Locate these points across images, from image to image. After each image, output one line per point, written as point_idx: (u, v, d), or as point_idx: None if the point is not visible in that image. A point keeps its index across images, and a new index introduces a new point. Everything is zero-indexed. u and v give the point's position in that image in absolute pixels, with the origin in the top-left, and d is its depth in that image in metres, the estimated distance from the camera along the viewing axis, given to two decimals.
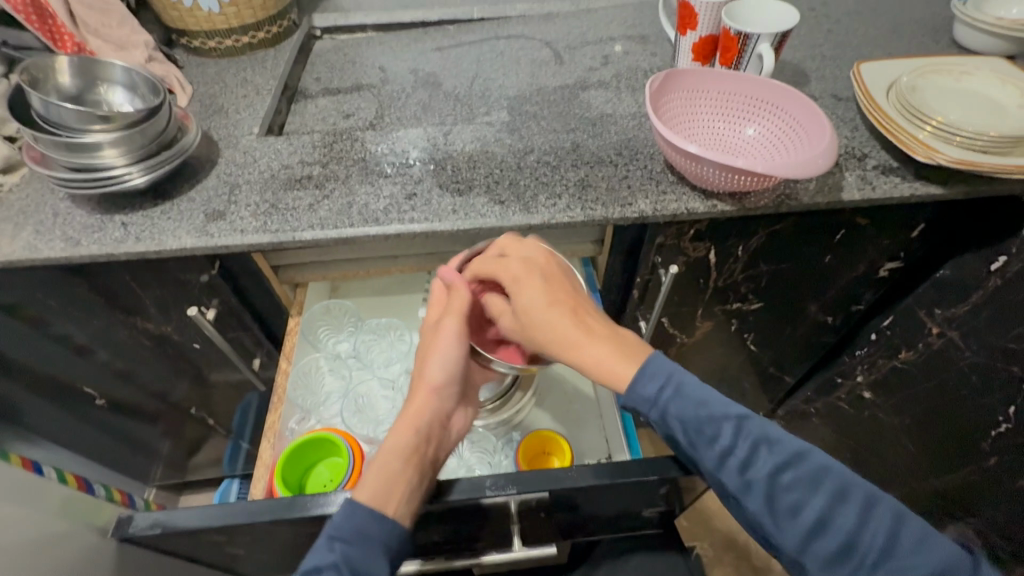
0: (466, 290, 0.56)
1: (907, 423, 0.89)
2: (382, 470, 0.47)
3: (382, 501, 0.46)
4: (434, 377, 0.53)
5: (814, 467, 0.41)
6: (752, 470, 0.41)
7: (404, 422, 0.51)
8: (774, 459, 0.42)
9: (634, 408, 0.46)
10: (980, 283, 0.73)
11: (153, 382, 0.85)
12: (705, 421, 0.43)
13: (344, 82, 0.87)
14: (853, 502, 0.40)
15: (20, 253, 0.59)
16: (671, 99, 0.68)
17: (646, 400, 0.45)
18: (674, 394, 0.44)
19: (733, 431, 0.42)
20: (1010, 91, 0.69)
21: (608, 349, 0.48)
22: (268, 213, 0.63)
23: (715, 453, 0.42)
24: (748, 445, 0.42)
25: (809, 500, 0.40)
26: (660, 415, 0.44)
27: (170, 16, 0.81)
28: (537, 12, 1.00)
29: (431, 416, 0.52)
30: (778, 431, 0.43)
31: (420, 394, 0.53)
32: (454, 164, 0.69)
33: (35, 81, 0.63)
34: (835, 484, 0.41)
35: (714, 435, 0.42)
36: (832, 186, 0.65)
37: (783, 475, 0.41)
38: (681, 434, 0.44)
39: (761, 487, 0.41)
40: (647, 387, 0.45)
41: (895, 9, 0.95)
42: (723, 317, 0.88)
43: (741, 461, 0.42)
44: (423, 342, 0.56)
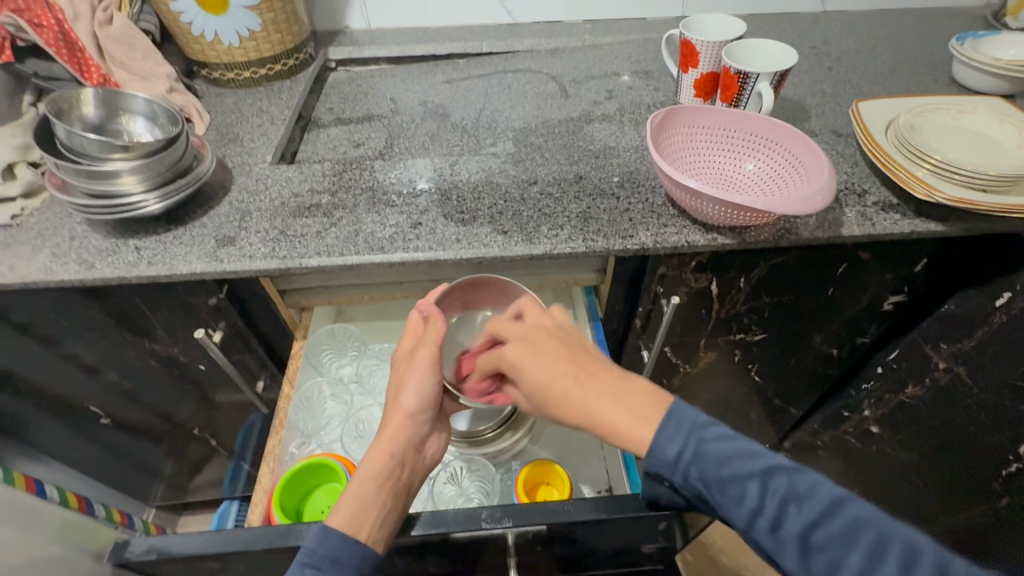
0: (440, 322, 0.56)
1: (916, 459, 0.88)
2: (356, 496, 0.48)
3: (357, 526, 0.47)
4: (409, 405, 0.53)
5: (862, 527, 0.36)
6: (783, 531, 0.38)
7: (380, 447, 0.52)
8: (807, 517, 0.38)
9: (657, 471, 0.44)
10: (985, 319, 0.73)
11: (157, 402, 0.86)
12: (725, 482, 0.40)
13: (355, 112, 0.90)
14: (923, 572, 0.34)
15: (35, 275, 0.61)
16: (672, 134, 0.69)
17: (667, 462, 0.42)
18: (693, 453, 0.42)
19: (757, 489, 0.39)
20: (1009, 130, 0.70)
21: (625, 409, 0.45)
22: (276, 240, 0.64)
23: (742, 512, 0.39)
24: (775, 504, 0.38)
25: (866, 571, 0.35)
26: (681, 474, 0.42)
27: (191, 49, 0.84)
28: (544, 47, 1.03)
29: (405, 441, 0.53)
30: (808, 484, 0.39)
31: (394, 419, 0.53)
32: (459, 194, 0.70)
33: (60, 111, 0.66)
34: (888, 548, 0.35)
35: (738, 495, 0.40)
36: (832, 222, 0.65)
37: (820, 536, 0.37)
38: (704, 493, 0.41)
39: (796, 551, 0.38)
40: (668, 449, 0.42)
41: (894, 47, 0.97)
42: (726, 348, 0.88)
43: (769, 522, 0.38)
44: (397, 369, 0.56)
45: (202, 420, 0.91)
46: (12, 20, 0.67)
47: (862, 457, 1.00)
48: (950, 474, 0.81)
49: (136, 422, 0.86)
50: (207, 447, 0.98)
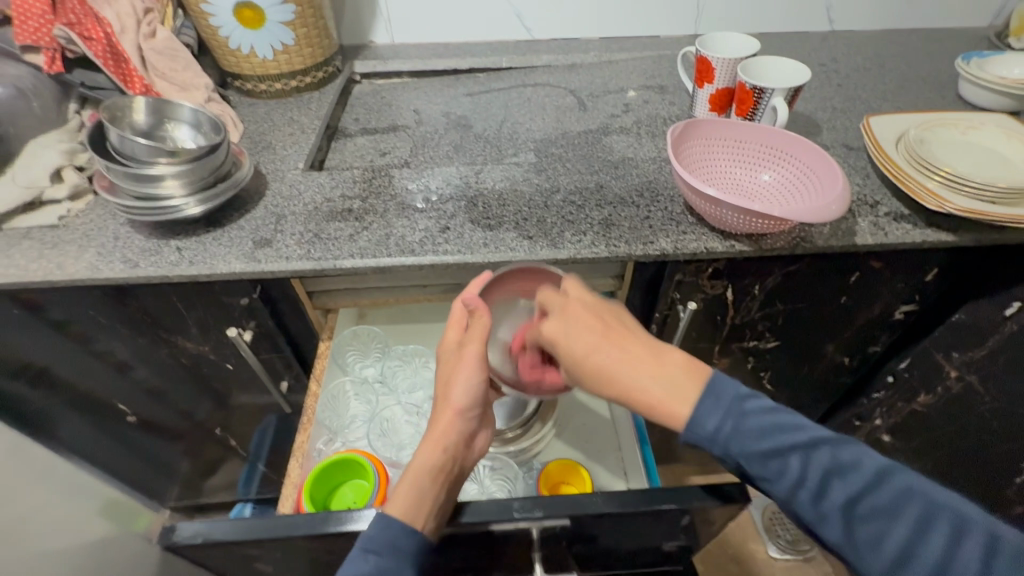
0: (486, 317, 0.58)
1: (927, 467, 0.89)
2: (412, 489, 0.49)
3: (412, 517, 0.49)
4: (458, 401, 0.55)
5: (890, 493, 0.41)
6: (825, 501, 0.42)
7: (431, 442, 0.54)
8: (848, 488, 0.42)
9: (696, 444, 0.46)
10: (996, 328, 0.74)
11: (183, 401, 0.88)
12: (771, 456, 0.43)
13: (381, 122, 0.93)
14: (938, 529, 0.40)
15: (82, 273, 0.64)
16: (690, 145, 0.72)
17: (707, 436, 0.45)
18: (739, 429, 0.44)
19: (802, 463, 0.43)
20: (1015, 146, 0.73)
21: (675, 385, 0.47)
22: (311, 242, 0.67)
23: (786, 484, 0.43)
24: (819, 477, 0.42)
25: (890, 529, 0.40)
26: (723, 450, 0.45)
27: (227, 61, 0.88)
28: (562, 62, 1.07)
29: (455, 437, 0.54)
30: (850, 456, 0.43)
31: (444, 414, 0.55)
32: (485, 201, 0.73)
33: (114, 118, 0.69)
34: (917, 510, 0.40)
35: (782, 468, 0.43)
36: (846, 231, 0.68)
37: (858, 504, 0.41)
38: (748, 467, 0.44)
39: (837, 518, 0.42)
40: (707, 423, 0.45)
41: (900, 66, 1.01)
42: (740, 355, 0.90)
43: (813, 493, 0.42)
44: (445, 365, 0.58)
45: (225, 419, 0.93)
46: (64, 33, 0.71)
47: None
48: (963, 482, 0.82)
49: (163, 420, 0.88)
50: (227, 447, 0.99)
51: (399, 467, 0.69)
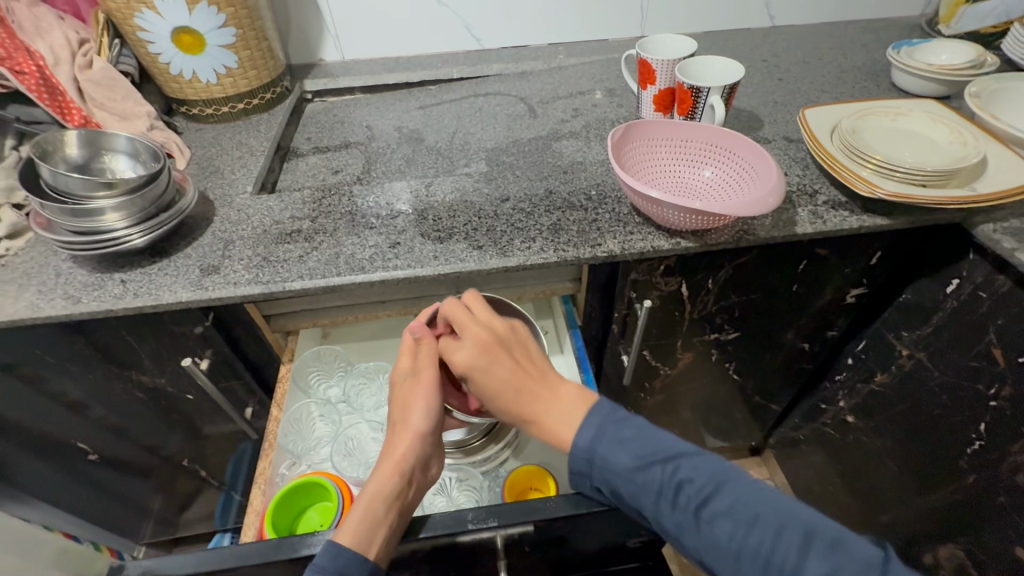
0: (434, 345, 0.61)
1: (890, 445, 0.91)
2: (365, 514, 0.49)
3: (365, 546, 0.48)
4: (417, 424, 0.56)
5: (730, 498, 0.45)
6: (679, 511, 0.45)
7: (390, 465, 0.54)
8: (695, 493, 0.45)
9: (578, 467, 0.50)
10: (939, 305, 0.77)
11: (144, 436, 0.85)
12: (634, 470, 0.47)
13: (333, 140, 0.93)
14: (770, 526, 0.43)
15: (22, 313, 0.62)
16: (633, 147, 0.73)
17: (583, 452, 0.49)
18: (605, 447, 0.48)
19: (659, 474, 0.46)
20: (942, 129, 0.76)
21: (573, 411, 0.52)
22: (259, 266, 0.66)
23: (647, 496, 0.46)
24: (673, 486, 0.46)
25: (732, 531, 0.43)
26: (597, 460, 0.48)
27: (170, 88, 0.87)
28: (512, 71, 1.08)
29: (413, 461, 0.55)
30: (699, 467, 0.47)
31: (404, 437, 0.56)
32: (435, 214, 0.74)
33: (45, 153, 0.68)
34: (751, 512, 0.43)
35: (643, 481, 0.47)
36: (786, 221, 0.70)
37: (704, 509, 0.45)
38: (617, 482, 0.48)
39: (691, 525, 0.45)
40: (582, 437, 0.49)
41: (838, 57, 1.04)
42: (702, 348, 0.91)
43: (670, 501, 0.46)
44: (399, 391, 0.60)
45: (191, 451, 0.91)
46: None
47: (841, 447, 1.03)
48: (921, 457, 0.85)
49: (124, 457, 0.86)
50: (197, 478, 0.97)
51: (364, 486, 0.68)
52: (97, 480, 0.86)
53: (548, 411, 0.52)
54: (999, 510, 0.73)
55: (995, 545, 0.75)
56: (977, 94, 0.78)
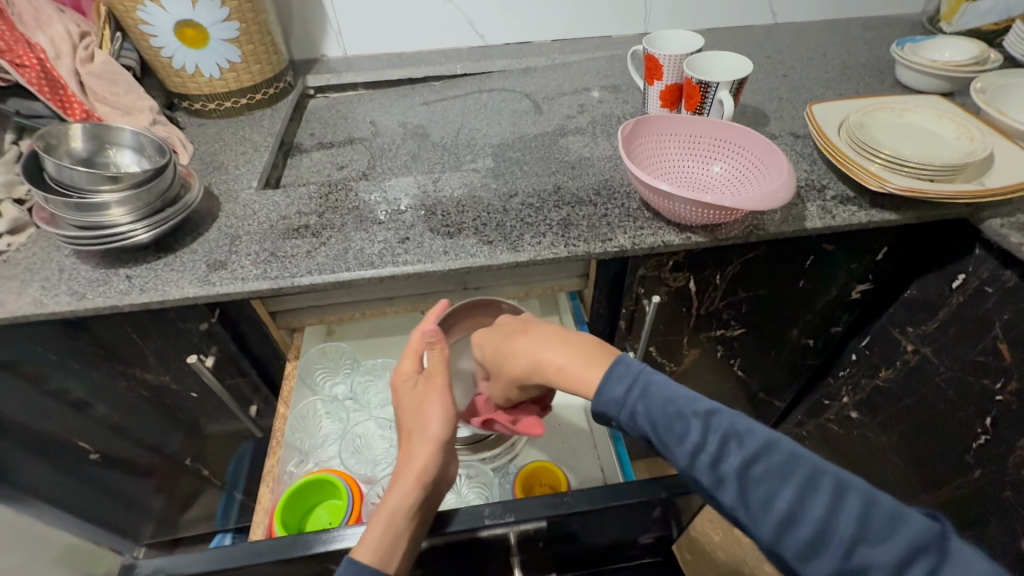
0: (445, 352, 0.60)
1: (895, 440, 0.92)
2: (385, 530, 0.47)
3: (386, 560, 0.46)
4: (433, 430, 0.53)
5: (782, 457, 0.41)
6: (721, 465, 0.42)
7: (410, 477, 0.51)
8: (741, 450, 0.42)
9: (605, 412, 0.48)
10: (944, 301, 0.78)
11: (147, 435, 0.84)
12: (672, 419, 0.44)
13: (337, 136, 0.92)
14: (825, 489, 0.39)
15: (26, 309, 0.61)
16: (642, 142, 0.73)
17: (614, 401, 0.47)
18: (642, 396, 0.46)
19: (700, 426, 0.43)
20: (948, 125, 0.76)
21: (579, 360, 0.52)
22: (267, 261, 0.66)
23: (685, 447, 0.43)
24: (715, 439, 0.42)
25: (780, 491, 0.40)
26: (632, 406, 0.46)
27: (172, 82, 0.86)
28: (517, 67, 1.07)
29: (434, 470, 0.52)
30: (747, 423, 0.43)
31: (423, 447, 0.53)
32: (444, 209, 0.73)
33: (48, 146, 0.67)
34: (803, 474, 0.40)
35: (682, 432, 0.44)
36: (796, 216, 0.70)
37: (751, 466, 0.41)
38: (651, 431, 0.45)
39: (732, 482, 0.41)
40: (615, 389, 0.47)
41: (842, 54, 1.04)
42: (709, 345, 0.91)
43: (709, 456, 0.42)
44: (407, 398, 0.58)
45: (194, 450, 0.90)
46: None
47: (845, 443, 1.04)
48: (926, 452, 0.86)
49: (126, 456, 0.85)
50: (199, 478, 0.95)
51: (374, 483, 0.68)
52: (98, 480, 0.85)
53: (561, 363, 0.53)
54: (1005, 504, 0.74)
55: (1000, 538, 0.75)
56: (982, 90, 0.79)
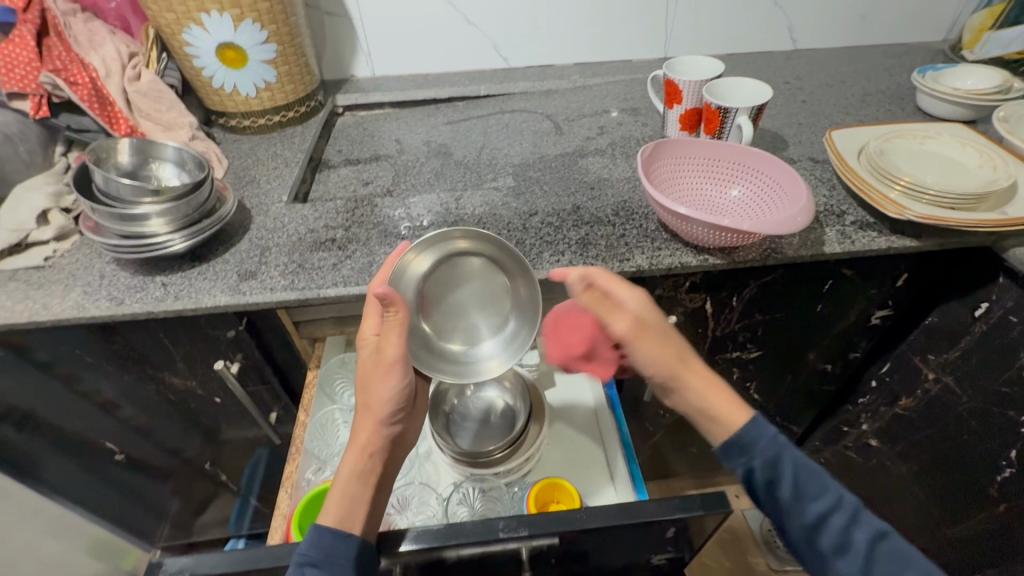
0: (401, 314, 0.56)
1: (915, 470, 0.90)
2: (344, 494, 0.54)
3: (348, 521, 0.52)
4: (382, 403, 0.57)
5: (903, 551, 0.45)
6: (849, 534, 0.46)
7: (357, 449, 0.57)
8: (869, 530, 0.46)
9: (744, 445, 0.49)
10: (967, 329, 0.77)
11: (169, 438, 0.86)
12: (816, 481, 0.48)
13: (363, 153, 0.95)
14: None
15: (68, 312, 0.64)
16: (661, 165, 0.75)
17: (766, 440, 0.49)
18: (788, 452, 0.49)
19: (837, 498, 0.47)
20: (970, 152, 0.76)
21: (717, 392, 0.53)
22: (295, 272, 0.68)
23: (820, 507, 0.47)
24: (849, 512, 0.47)
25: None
26: (773, 457, 0.48)
27: (211, 100, 0.91)
28: (538, 89, 1.10)
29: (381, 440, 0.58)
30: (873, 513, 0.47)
31: (368, 421, 0.58)
32: (465, 226, 0.75)
33: (98, 159, 0.72)
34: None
35: (820, 495, 0.47)
36: (815, 241, 0.70)
37: (874, 545, 0.45)
38: (789, 482, 0.48)
39: (856, 552, 0.45)
40: (766, 435, 0.49)
41: (862, 81, 1.05)
42: (725, 366, 0.91)
43: (840, 523, 0.46)
44: (365, 369, 0.59)
45: (213, 454, 0.92)
46: (50, 79, 0.73)
47: (865, 472, 1.01)
48: (949, 484, 0.84)
49: (150, 458, 0.87)
50: (216, 482, 0.97)
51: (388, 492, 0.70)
52: (122, 479, 0.87)
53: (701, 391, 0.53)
54: None
55: None
56: (1005, 119, 0.79)
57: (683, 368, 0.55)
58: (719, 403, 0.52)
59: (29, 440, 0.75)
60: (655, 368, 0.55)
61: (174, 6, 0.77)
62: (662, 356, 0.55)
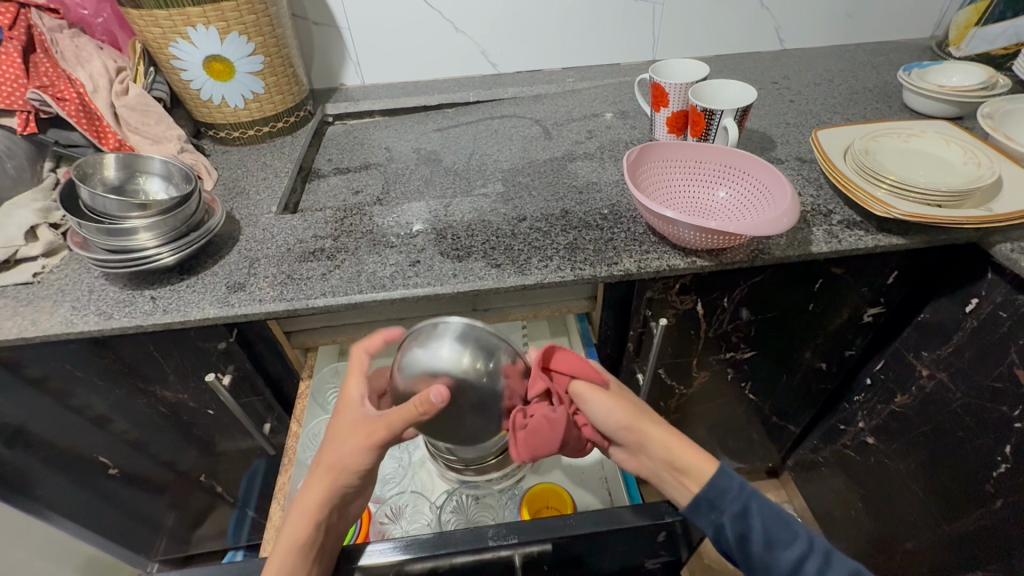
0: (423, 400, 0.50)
1: (912, 467, 0.89)
2: (283, 573, 0.46)
3: None
4: (353, 467, 0.51)
5: None
6: None
7: (304, 515, 0.50)
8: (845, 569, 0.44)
9: (710, 499, 0.48)
10: (959, 325, 0.77)
11: (163, 451, 0.86)
12: (782, 525, 0.46)
13: (353, 162, 0.95)
14: None
15: (56, 328, 0.64)
16: (647, 168, 0.75)
17: (727, 491, 0.48)
18: (752, 500, 0.47)
19: (807, 539, 0.45)
20: (955, 149, 0.76)
21: (676, 440, 0.52)
22: (284, 283, 0.68)
23: (790, 554, 0.45)
24: (822, 552, 0.45)
25: None
26: (739, 510, 0.47)
27: (200, 112, 0.91)
28: (528, 94, 1.10)
29: (330, 505, 0.52)
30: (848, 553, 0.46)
31: (318, 483, 0.52)
32: (454, 233, 0.75)
33: (85, 175, 0.72)
34: None
35: (789, 540, 0.46)
36: (802, 241, 0.70)
37: None
38: (759, 532, 0.46)
39: None
40: (730, 481, 0.48)
41: (849, 79, 1.06)
42: (719, 367, 0.91)
43: (815, 567, 0.44)
44: (341, 427, 0.54)
45: (208, 467, 0.91)
46: (38, 96, 0.74)
47: (864, 471, 1.01)
48: (946, 480, 0.83)
49: (143, 471, 0.87)
50: (212, 495, 0.96)
51: (382, 502, 0.70)
52: (116, 494, 0.87)
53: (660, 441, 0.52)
54: None
55: None
56: (990, 115, 0.79)
57: (648, 421, 0.54)
58: (684, 446, 0.51)
59: (21, 457, 0.75)
60: (616, 422, 0.54)
61: (160, 20, 0.78)
62: (625, 409, 0.54)
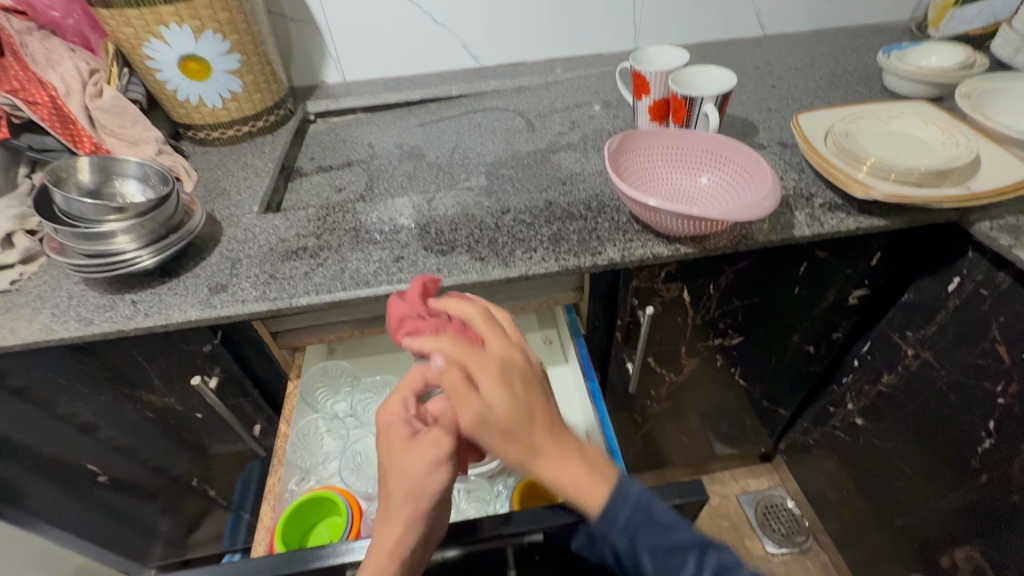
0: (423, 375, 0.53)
1: (900, 446, 0.91)
2: None
3: None
4: (428, 491, 0.47)
5: None
6: None
7: (385, 552, 0.46)
8: None
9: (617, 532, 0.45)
10: (941, 304, 0.78)
11: (153, 456, 0.85)
12: None
13: (336, 159, 0.94)
14: None
15: (36, 335, 0.63)
16: (629, 157, 0.75)
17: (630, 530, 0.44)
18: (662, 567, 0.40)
19: None
20: (933, 130, 0.77)
21: (581, 471, 0.45)
22: (267, 283, 0.68)
23: None
24: None
25: None
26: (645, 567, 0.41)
27: (177, 113, 0.89)
28: (510, 86, 1.10)
29: (415, 536, 0.47)
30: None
31: (394, 515, 0.47)
32: (437, 227, 0.75)
33: (59, 179, 0.71)
34: None
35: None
36: (785, 224, 0.70)
37: None
38: None
39: None
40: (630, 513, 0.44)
41: (830, 63, 1.06)
42: (707, 353, 0.91)
43: None
44: (395, 453, 0.48)
45: (200, 469, 0.90)
46: (9, 100, 0.73)
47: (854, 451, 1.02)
48: (934, 457, 0.84)
49: (133, 477, 0.86)
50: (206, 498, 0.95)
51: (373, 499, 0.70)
52: (107, 500, 0.86)
53: (561, 469, 0.44)
54: (1016, 510, 0.72)
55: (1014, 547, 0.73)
56: (968, 95, 0.80)
57: (563, 435, 0.46)
58: (585, 477, 0.45)
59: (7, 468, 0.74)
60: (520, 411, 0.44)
61: (132, 19, 0.76)
62: (522, 413, 0.44)
